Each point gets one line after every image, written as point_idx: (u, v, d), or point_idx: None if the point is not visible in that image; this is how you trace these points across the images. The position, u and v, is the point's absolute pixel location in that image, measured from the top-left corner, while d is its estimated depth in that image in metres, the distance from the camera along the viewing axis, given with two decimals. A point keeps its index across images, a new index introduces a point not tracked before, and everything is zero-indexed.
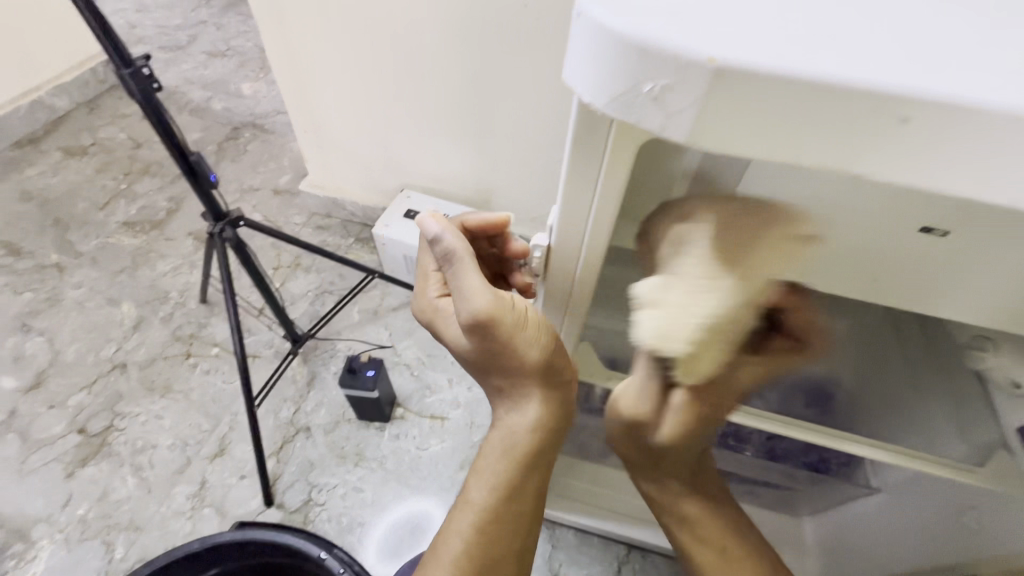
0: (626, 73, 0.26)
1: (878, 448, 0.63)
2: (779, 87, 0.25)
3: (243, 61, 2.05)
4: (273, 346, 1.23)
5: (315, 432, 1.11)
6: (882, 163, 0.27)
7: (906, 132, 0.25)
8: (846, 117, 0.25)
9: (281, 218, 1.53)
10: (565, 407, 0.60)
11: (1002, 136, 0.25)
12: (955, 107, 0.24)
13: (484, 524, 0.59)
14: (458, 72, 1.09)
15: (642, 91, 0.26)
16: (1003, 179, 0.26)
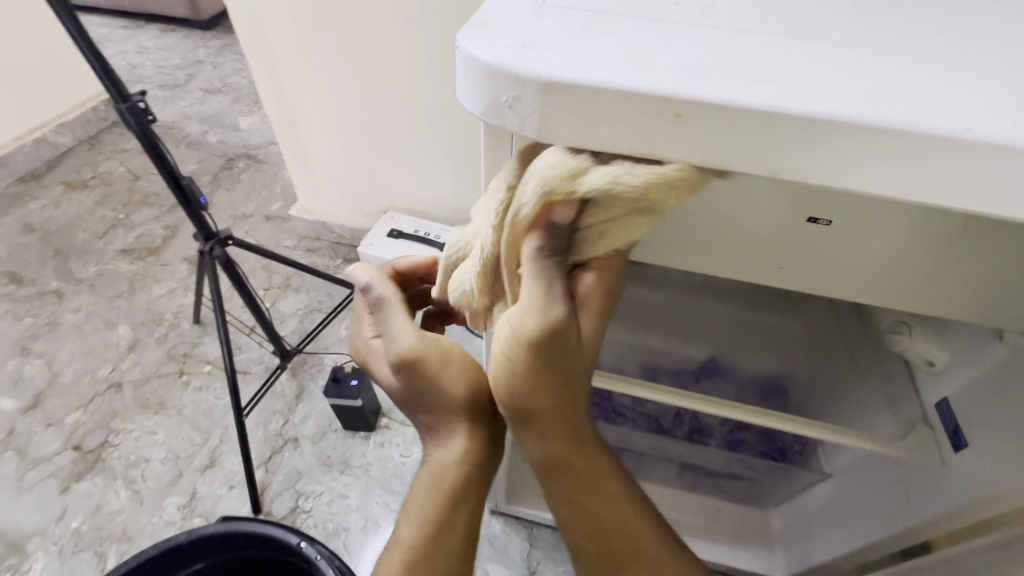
0: (488, 88, 0.26)
1: (809, 426, 0.69)
2: (637, 97, 0.24)
3: (238, 96, 2.16)
4: (262, 362, 1.29)
5: (302, 442, 1.15)
6: (778, 161, 0.26)
7: (790, 132, 0.25)
8: (720, 123, 0.24)
9: (273, 242, 1.61)
10: (494, 445, 0.61)
11: (880, 133, 0.24)
12: (800, 108, 0.24)
13: (413, 563, 0.58)
14: (433, 100, 1.18)
15: (501, 101, 0.26)
16: (893, 170, 0.25)
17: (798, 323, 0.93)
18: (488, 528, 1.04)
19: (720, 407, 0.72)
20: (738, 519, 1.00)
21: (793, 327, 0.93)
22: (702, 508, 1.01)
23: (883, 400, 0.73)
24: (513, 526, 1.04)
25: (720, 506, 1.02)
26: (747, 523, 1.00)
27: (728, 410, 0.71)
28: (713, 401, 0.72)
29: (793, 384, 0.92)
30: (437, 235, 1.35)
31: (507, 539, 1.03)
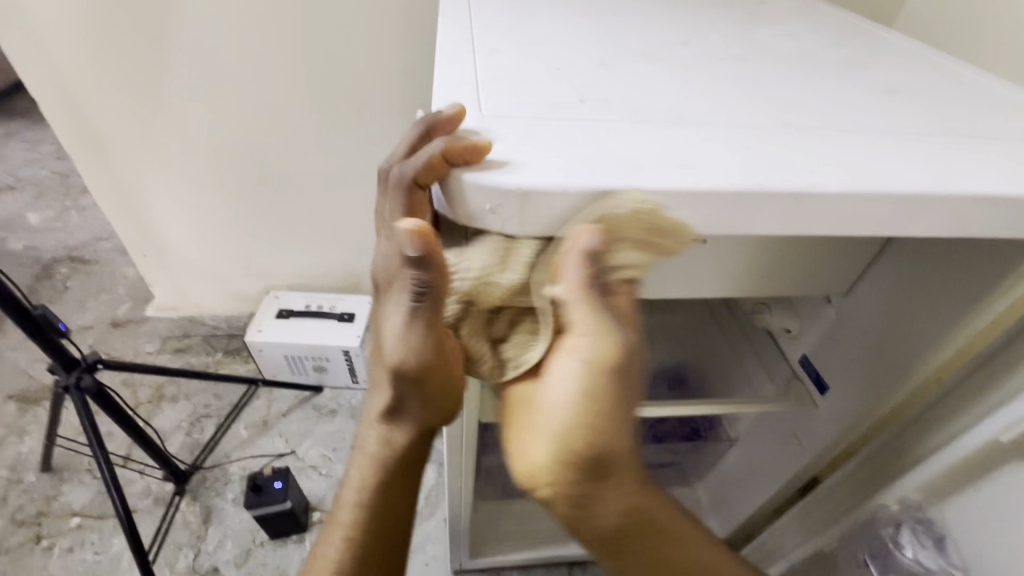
0: (470, 195, 0.32)
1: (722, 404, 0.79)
2: (604, 193, 0.32)
3: (40, 191, 1.84)
4: (151, 493, 1.11)
5: (225, 570, 1.02)
6: (711, 220, 0.35)
7: (713, 201, 0.34)
8: (670, 198, 0.33)
9: (129, 351, 1.39)
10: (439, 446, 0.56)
11: (774, 194, 0.34)
12: (718, 186, 0.33)
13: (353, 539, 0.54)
14: (306, 175, 1.15)
15: (484, 208, 0.32)
16: (785, 216, 0.36)
17: (674, 316, 1.04)
18: None
19: (662, 409, 0.78)
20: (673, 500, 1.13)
21: (672, 320, 1.04)
22: None
23: (760, 365, 0.87)
24: None
25: None
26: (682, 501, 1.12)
27: (664, 410, 0.77)
28: (652, 405, 0.78)
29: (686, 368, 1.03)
30: (330, 305, 1.30)
31: None
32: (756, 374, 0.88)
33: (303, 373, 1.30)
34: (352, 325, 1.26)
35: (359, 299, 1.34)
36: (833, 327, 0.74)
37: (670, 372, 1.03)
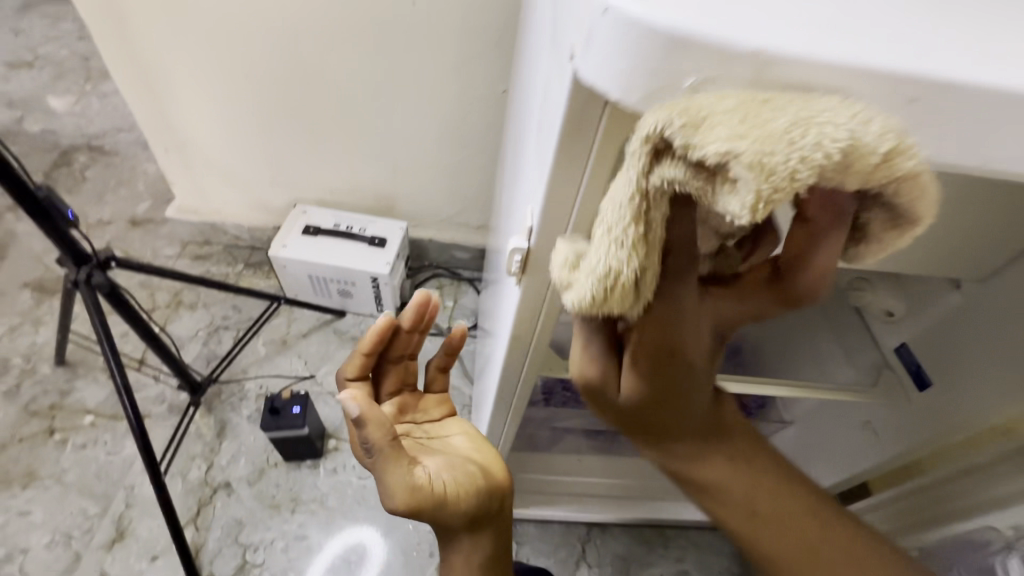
0: (659, 66, 0.22)
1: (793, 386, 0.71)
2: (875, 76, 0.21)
3: (59, 71, 1.72)
4: (165, 400, 1.08)
5: (237, 486, 0.99)
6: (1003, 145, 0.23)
7: None
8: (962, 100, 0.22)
9: (148, 252, 1.33)
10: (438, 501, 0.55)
11: None
12: None
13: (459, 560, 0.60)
14: (348, 76, 1.02)
15: (680, 86, 0.22)
16: None
17: None
18: None
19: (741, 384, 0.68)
20: None
21: None
22: None
23: (839, 349, 0.77)
24: None
25: None
26: None
27: (738, 387, 0.68)
28: (724, 379, 0.69)
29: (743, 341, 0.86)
30: (361, 227, 1.21)
31: None
32: (831, 359, 0.77)
33: (326, 295, 1.23)
34: (382, 251, 1.17)
35: (391, 223, 1.24)
36: (960, 314, 0.62)
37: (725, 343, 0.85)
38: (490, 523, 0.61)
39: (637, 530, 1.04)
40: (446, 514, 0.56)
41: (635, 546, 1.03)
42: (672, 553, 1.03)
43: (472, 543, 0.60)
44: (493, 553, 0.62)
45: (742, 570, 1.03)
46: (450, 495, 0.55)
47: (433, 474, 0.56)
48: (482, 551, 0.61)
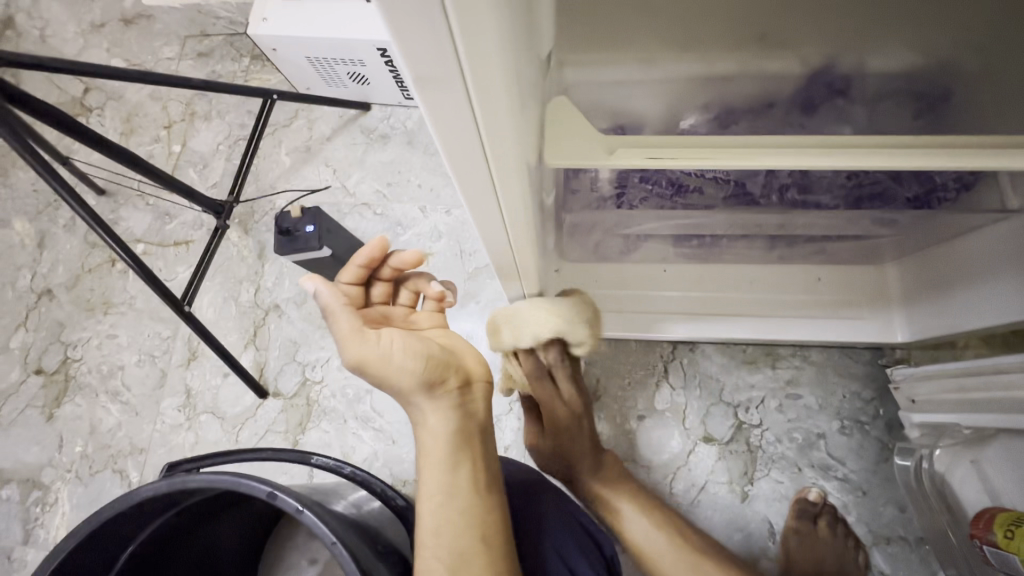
0: None
1: None
2: None
3: None
4: (202, 225, 1.02)
5: (286, 308, 0.94)
6: None
7: None
8: None
9: (150, 57, 1.14)
10: (397, 367, 0.51)
11: None
12: None
13: (432, 470, 0.51)
14: None
15: None
16: None
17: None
18: None
19: (970, 154, 0.35)
20: (852, 282, 0.77)
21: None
22: (798, 280, 0.78)
23: None
24: None
25: (822, 273, 0.78)
26: (861, 282, 0.77)
27: (961, 163, 0.34)
28: (921, 147, 0.36)
29: (947, 78, 0.57)
30: None
31: None
32: None
33: (340, 83, 0.98)
34: None
35: None
36: None
37: (908, 88, 0.58)
38: (453, 392, 0.54)
39: (737, 349, 0.85)
40: (397, 371, 0.51)
41: (733, 366, 0.84)
42: (781, 374, 0.83)
43: (432, 409, 0.53)
44: (461, 430, 0.53)
45: (880, 394, 0.80)
46: (404, 355, 0.52)
47: (387, 340, 0.52)
48: (448, 423, 0.53)
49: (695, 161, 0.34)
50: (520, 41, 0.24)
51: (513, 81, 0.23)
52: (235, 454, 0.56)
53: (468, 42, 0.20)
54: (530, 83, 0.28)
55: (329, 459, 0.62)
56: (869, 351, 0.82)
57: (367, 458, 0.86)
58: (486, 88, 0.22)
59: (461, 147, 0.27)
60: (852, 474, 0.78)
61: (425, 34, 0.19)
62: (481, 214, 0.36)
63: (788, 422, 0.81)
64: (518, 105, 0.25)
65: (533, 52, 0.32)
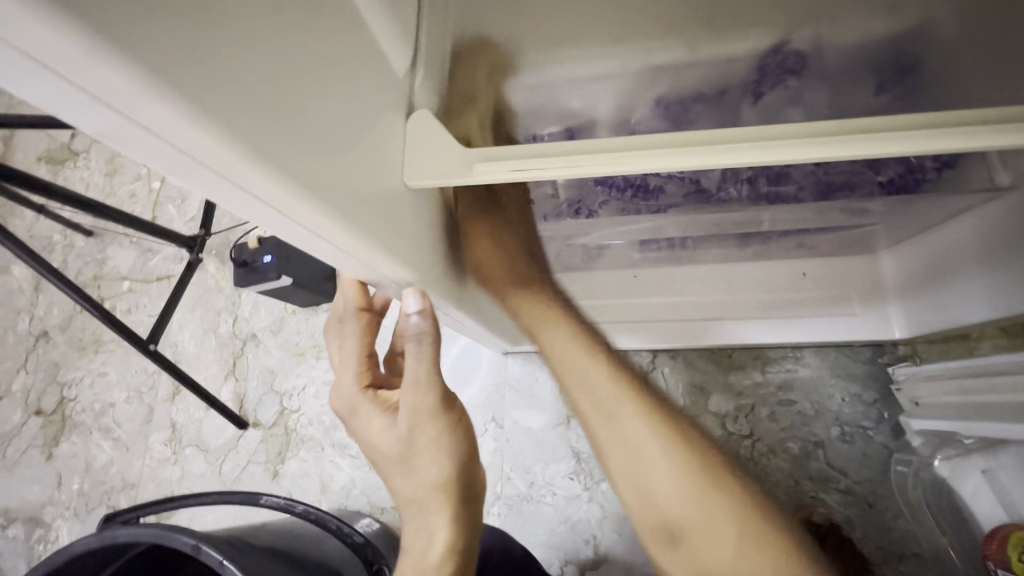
0: None
1: None
2: None
3: None
4: (182, 258, 1.03)
5: (263, 336, 0.94)
6: None
7: None
8: None
9: None
10: (436, 437, 0.47)
11: None
12: None
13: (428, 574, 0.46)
14: None
15: None
16: None
17: None
18: (505, 374, 0.84)
19: (893, 135, 0.29)
20: (840, 277, 0.71)
21: None
22: (779, 276, 0.72)
23: None
24: (534, 362, 0.84)
25: (808, 267, 0.71)
26: (850, 273, 0.71)
27: (890, 145, 0.29)
28: (834, 130, 0.29)
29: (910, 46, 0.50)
30: None
31: (532, 378, 0.83)
32: None
33: None
34: None
35: None
36: None
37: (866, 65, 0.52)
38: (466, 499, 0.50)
39: (721, 354, 0.79)
40: (426, 457, 0.47)
41: (719, 373, 0.78)
42: (773, 379, 0.77)
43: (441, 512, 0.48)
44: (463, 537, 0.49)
45: (883, 396, 0.73)
46: (442, 441, 0.48)
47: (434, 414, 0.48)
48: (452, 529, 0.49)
49: (571, 168, 0.30)
50: (270, 102, 0.22)
51: (255, 140, 0.21)
52: (176, 499, 0.55)
53: (147, 121, 0.18)
54: (326, 131, 0.27)
55: (281, 498, 0.60)
56: (870, 349, 0.74)
57: (345, 486, 0.84)
58: (219, 158, 0.20)
59: (254, 213, 0.25)
60: (856, 485, 0.71)
61: (120, 132, 0.19)
62: (347, 265, 0.34)
63: (782, 431, 0.75)
64: (283, 163, 0.23)
65: (356, 89, 0.30)
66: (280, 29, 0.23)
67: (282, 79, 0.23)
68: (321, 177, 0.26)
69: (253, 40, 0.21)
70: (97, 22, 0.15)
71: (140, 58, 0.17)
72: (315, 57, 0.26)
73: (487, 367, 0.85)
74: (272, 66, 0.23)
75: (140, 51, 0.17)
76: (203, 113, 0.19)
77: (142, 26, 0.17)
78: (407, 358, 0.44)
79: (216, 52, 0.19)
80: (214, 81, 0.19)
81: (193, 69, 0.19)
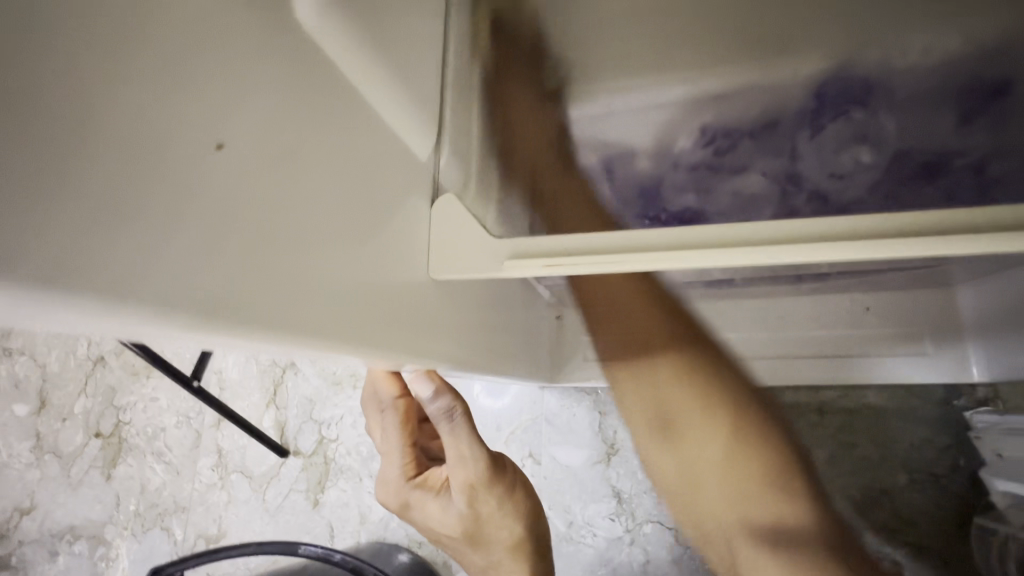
0: None
1: None
2: None
3: None
4: None
5: (301, 364, 0.95)
6: None
7: None
8: None
9: None
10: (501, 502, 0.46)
11: None
12: None
13: None
14: None
15: None
16: None
17: None
18: (541, 407, 0.82)
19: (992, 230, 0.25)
20: (907, 312, 0.64)
21: None
22: (837, 312, 0.66)
23: None
24: (572, 396, 0.81)
25: (870, 302, 0.65)
26: (920, 308, 0.64)
27: (996, 241, 0.24)
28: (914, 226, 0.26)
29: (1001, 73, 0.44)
30: None
31: (569, 413, 0.80)
32: None
33: None
34: None
35: None
36: None
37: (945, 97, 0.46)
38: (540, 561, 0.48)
39: None
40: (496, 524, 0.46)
41: None
42: (831, 421, 0.71)
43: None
44: None
45: (958, 442, 0.66)
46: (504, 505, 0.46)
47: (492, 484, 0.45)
48: None
49: (605, 265, 0.28)
50: (270, 259, 0.22)
51: (230, 305, 0.20)
52: (223, 548, 0.56)
53: (139, 329, 0.17)
54: (323, 253, 0.25)
55: (319, 546, 0.62)
56: (942, 389, 0.68)
57: (384, 517, 0.85)
58: (208, 336, 0.19)
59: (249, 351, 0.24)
60: (925, 538, 0.65)
61: (114, 332, 0.18)
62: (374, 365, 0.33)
63: (841, 476, 0.69)
64: (288, 318, 0.22)
65: (370, 199, 0.29)
66: (251, 165, 0.21)
67: (257, 222, 0.21)
68: (334, 313, 0.25)
69: (214, 194, 0.20)
70: (11, 255, 0.14)
71: (77, 273, 0.15)
72: (319, 186, 0.25)
73: (524, 399, 0.83)
74: (241, 213, 0.21)
75: (70, 267, 0.15)
76: (156, 300, 0.17)
77: (100, 244, 0.16)
78: (445, 440, 0.42)
79: (166, 228, 0.18)
80: (165, 263, 0.18)
81: (138, 262, 0.17)
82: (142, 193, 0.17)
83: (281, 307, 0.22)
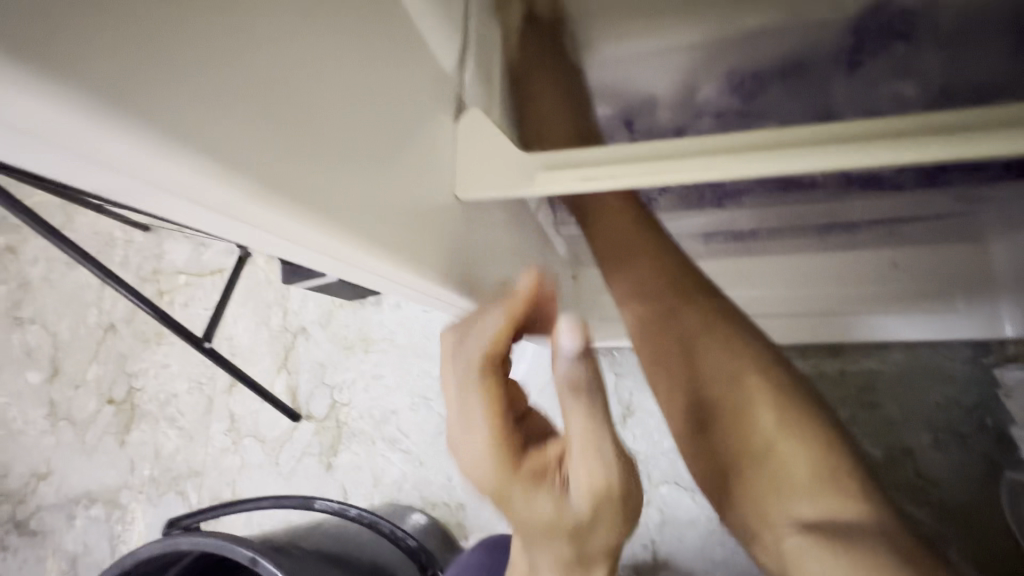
0: None
1: None
2: None
3: None
4: (232, 253, 1.04)
5: (312, 330, 0.94)
6: None
7: None
8: None
9: None
10: None
11: None
12: None
13: None
14: None
15: None
16: None
17: None
18: None
19: None
20: (937, 268, 0.62)
21: None
22: (863, 267, 0.64)
23: None
24: None
25: (898, 257, 0.63)
26: (955, 264, 0.61)
27: None
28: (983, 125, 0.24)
29: None
30: None
31: None
32: None
33: None
34: None
35: None
36: None
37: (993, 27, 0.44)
38: None
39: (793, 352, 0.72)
40: None
41: None
42: (853, 380, 0.69)
43: None
44: None
45: (985, 400, 0.65)
46: None
47: None
48: None
49: (651, 175, 0.26)
50: (301, 143, 0.21)
51: (260, 177, 0.19)
52: (239, 501, 0.56)
53: (171, 188, 0.17)
54: (357, 152, 0.24)
55: (335, 501, 0.62)
56: (971, 347, 0.66)
57: (397, 480, 0.85)
58: (241, 209, 0.19)
59: (277, 248, 0.23)
60: (948, 497, 0.64)
61: (151, 199, 0.18)
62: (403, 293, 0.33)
63: (863, 436, 0.68)
64: (319, 206, 0.22)
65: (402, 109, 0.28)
66: (277, 42, 0.21)
67: (289, 103, 0.21)
68: (367, 216, 0.24)
69: (239, 60, 0.19)
70: (38, 70, 0.14)
71: (108, 108, 0.15)
72: (350, 83, 0.24)
73: (538, 361, 0.82)
74: (273, 90, 0.20)
75: (104, 96, 0.15)
76: (179, 148, 0.17)
77: (134, 88, 0.16)
78: None
79: (198, 86, 0.17)
80: (198, 117, 0.17)
81: (173, 112, 0.17)
82: (175, 46, 0.17)
83: (313, 195, 0.21)
